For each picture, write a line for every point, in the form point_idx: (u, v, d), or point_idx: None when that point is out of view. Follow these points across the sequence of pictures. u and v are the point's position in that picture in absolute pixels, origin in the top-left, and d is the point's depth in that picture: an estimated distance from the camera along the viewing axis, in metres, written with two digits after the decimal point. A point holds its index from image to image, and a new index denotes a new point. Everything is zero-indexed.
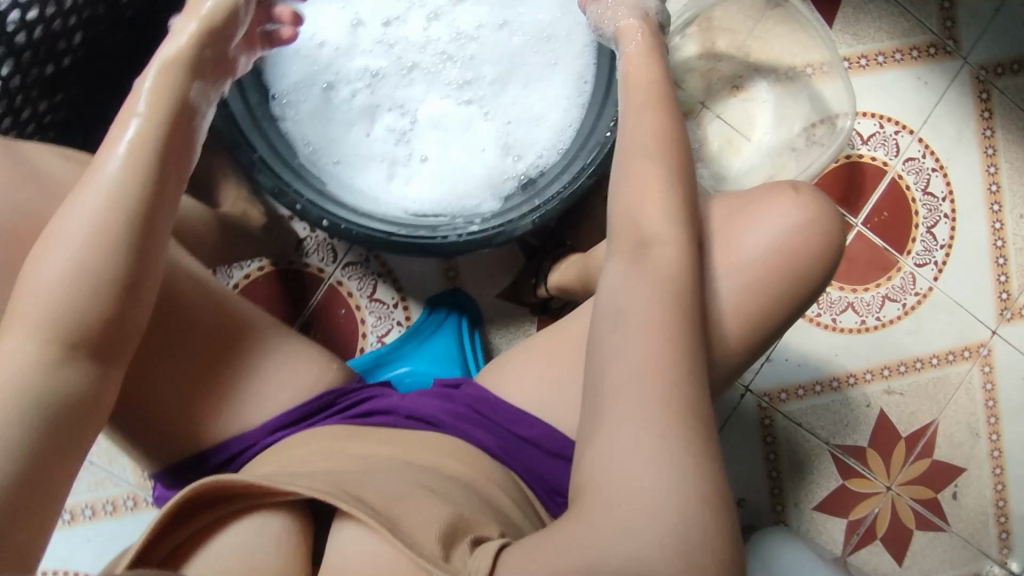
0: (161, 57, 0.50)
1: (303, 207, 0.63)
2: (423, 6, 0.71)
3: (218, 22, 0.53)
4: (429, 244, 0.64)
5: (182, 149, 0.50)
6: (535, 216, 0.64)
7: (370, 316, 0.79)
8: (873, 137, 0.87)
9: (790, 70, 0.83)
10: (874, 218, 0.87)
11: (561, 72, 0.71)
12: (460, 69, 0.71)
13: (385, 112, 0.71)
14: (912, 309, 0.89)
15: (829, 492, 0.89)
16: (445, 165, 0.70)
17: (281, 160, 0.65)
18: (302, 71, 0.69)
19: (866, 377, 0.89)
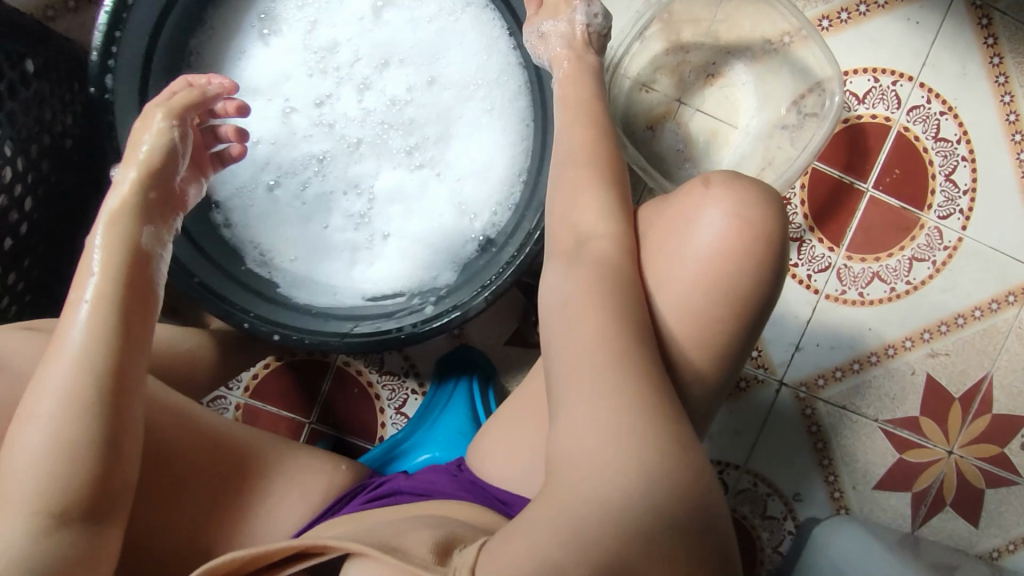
0: (106, 211, 0.50)
1: (252, 325, 0.61)
2: (352, 76, 0.68)
3: (156, 164, 0.53)
4: (385, 338, 0.61)
5: (146, 297, 0.50)
6: (488, 292, 0.60)
7: (385, 389, 0.80)
8: (870, 94, 0.81)
9: (764, 45, 0.77)
10: (886, 177, 0.81)
11: (500, 118, 0.68)
12: (403, 135, 0.68)
13: (339, 196, 0.69)
14: (943, 265, 0.83)
15: (887, 468, 0.86)
16: (406, 239, 0.69)
17: (228, 278, 0.64)
18: (243, 175, 0.68)
19: (906, 345, 0.84)
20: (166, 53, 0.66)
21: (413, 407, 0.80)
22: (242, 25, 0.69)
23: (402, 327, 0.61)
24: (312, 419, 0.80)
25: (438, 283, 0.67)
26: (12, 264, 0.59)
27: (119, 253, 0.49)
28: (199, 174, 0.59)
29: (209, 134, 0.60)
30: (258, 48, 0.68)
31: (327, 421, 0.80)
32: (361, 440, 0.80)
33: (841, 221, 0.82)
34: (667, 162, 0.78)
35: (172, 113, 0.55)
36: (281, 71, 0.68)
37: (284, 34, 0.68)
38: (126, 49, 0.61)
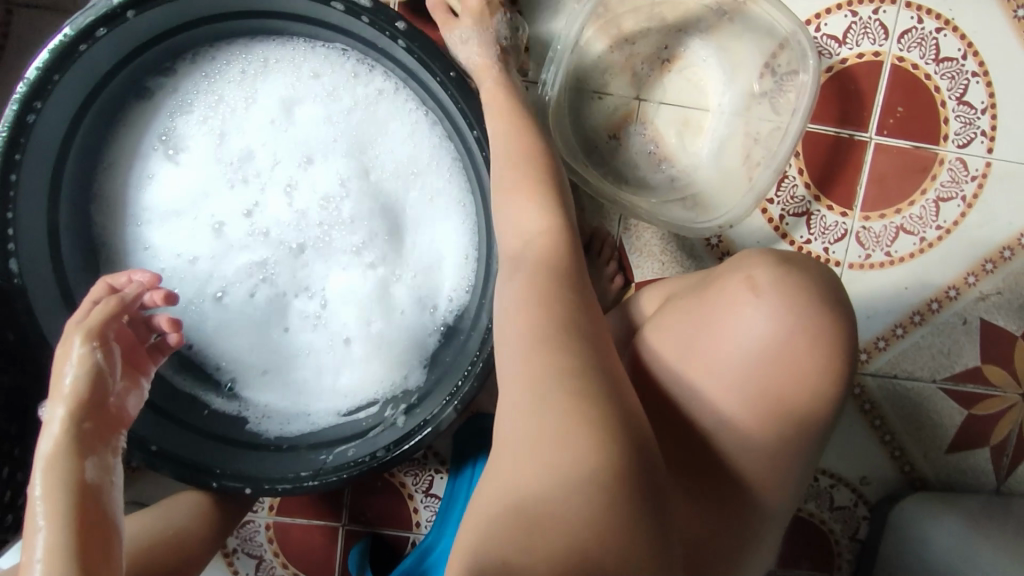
0: (39, 459, 0.45)
1: (221, 484, 0.59)
2: (276, 179, 0.64)
3: (86, 391, 0.48)
4: (358, 468, 0.60)
5: (106, 529, 0.45)
6: (454, 402, 0.59)
7: (409, 475, 0.76)
8: (851, 32, 0.70)
9: (699, 23, 0.69)
10: (889, 119, 0.71)
11: (435, 201, 0.65)
12: (349, 232, 0.64)
13: (293, 299, 0.65)
14: (975, 198, 0.73)
15: (957, 428, 0.78)
16: (373, 339, 0.66)
17: (185, 430, 0.62)
18: (186, 291, 0.64)
19: (951, 295, 0.75)
20: (72, 204, 0.62)
21: (441, 486, 0.76)
22: (142, 152, 0.64)
23: (375, 453, 0.60)
24: (345, 523, 0.76)
25: (408, 384, 0.66)
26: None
27: (63, 496, 0.44)
28: (139, 377, 0.53)
29: (142, 325, 0.54)
30: (164, 171, 0.64)
31: (358, 521, 0.76)
32: (398, 530, 0.77)
33: (848, 181, 0.72)
34: (640, 168, 0.71)
35: (92, 333, 0.50)
36: (195, 189, 0.63)
37: (187, 154, 0.64)
38: (24, 224, 0.56)
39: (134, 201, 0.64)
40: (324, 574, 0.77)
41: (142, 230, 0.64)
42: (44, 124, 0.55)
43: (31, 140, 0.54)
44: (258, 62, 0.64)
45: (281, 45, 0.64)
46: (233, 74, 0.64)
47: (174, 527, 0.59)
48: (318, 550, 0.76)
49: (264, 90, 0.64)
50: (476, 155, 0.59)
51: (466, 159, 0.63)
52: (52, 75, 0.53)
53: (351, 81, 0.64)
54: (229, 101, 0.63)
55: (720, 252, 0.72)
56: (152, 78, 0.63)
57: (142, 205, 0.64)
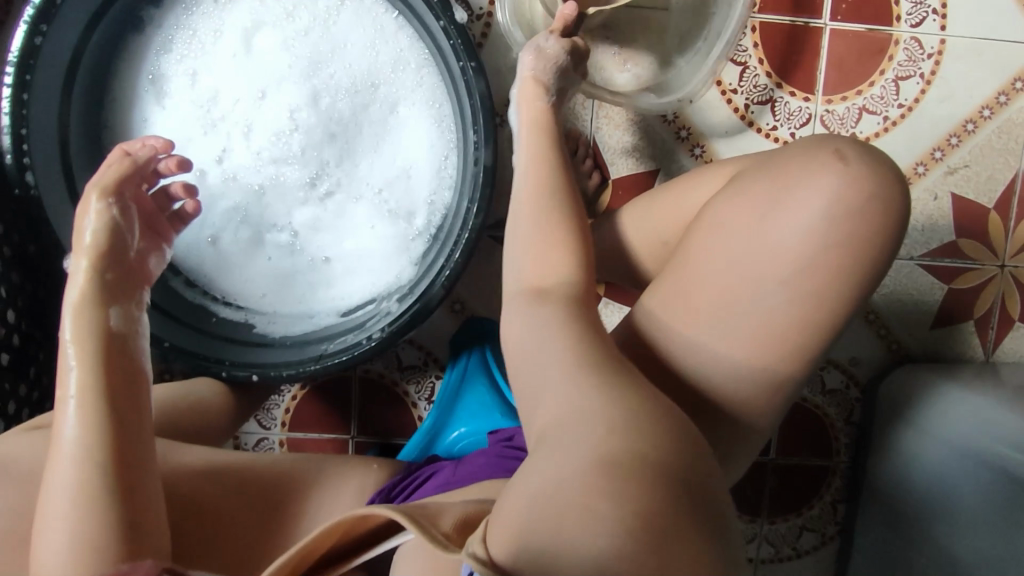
0: (69, 303, 0.50)
1: (230, 372, 0.64)
2: (235, 120, 0.69)
3: (105, 247, 0.52)
4: (356, 350, 0.64)
5: (132, 371, 0.49)
6: (443, 276, 0.63)
7: (410, 384, 0.78)
8: None
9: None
10: (841, 5, 0.75)
11: (402, 117, 0.70)
12: (302, 167, 0.69)
13: (266, 234, 0.71)
14: (933, 75, 0.76)
15: (941, 304, 0.80)
16: (347, 257, 0.71)
17: (201, 334, 0.67)
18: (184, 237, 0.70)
19: (920, 172, 0.78)
20: (79, 134, 0.67)
21: None
22: (138, 98, 0.69)
23: (371, 335, 0.64)
24: (354, 434, 0.78)
25: (400, 281, 0.70)
26: (17, 378, 0.61)
27: (92, 340, 0.48)
28: (160, 240, 0.58)
29: (161, 197, 0.59)
30: (157, 115, 0.69)
31: (366, 432, 0.78)
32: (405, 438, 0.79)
33: (808, 67, 0.76)
34: (605, 71, 0.74)
35: (107, 190, 0.53)
36: (181, 134, 0.69)
37: (176, 94, 0.69)
38: (37, 141, 0.61)
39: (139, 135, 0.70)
40: None
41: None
42: (50, 48, 0.60)
43: (38, 65, 0.60)
44: None
45: None
46: (207, 5, 0.68)
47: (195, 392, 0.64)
48: None
49: (232, 15, 0.68)
50: (442, 46, 0.64)
51: (437, 56, 0.67)
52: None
53: None
54: (201, 37, 0.68)
55: (692, 144, 0.76)
56: (146, 8, 0.68)
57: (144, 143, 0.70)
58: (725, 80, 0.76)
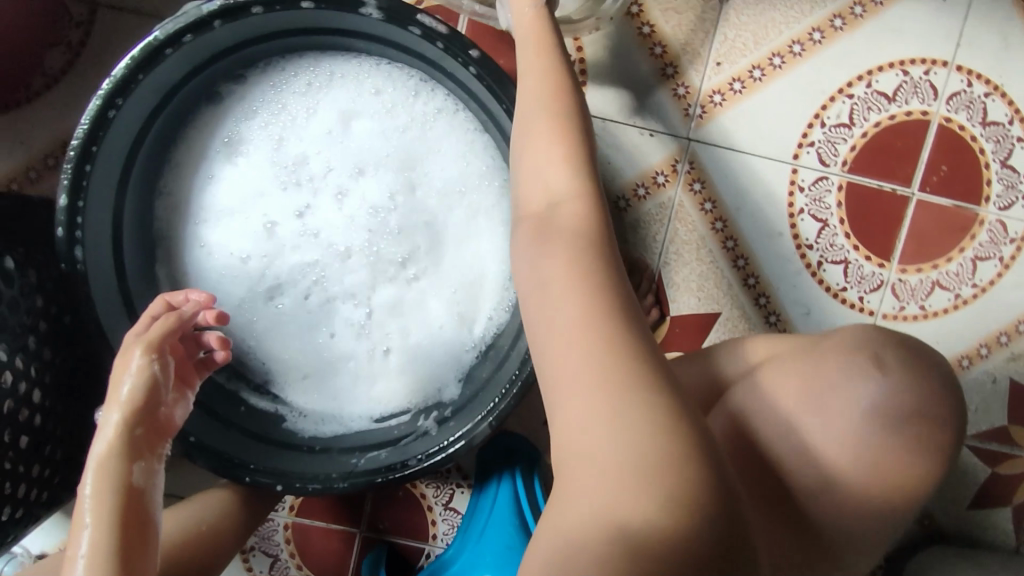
0: (93, 458, 0.47)
1: (254, 478, 0.60)
2: (326, 184, 0.66)
3: (140, 402, 0.49)
4: (389, 475, 0.60)
5: (146, 531, 0.45)
6: (490, 416, 0.59)
7: (429, 487, 0.75)
8: (900, 91, 0.72)
9: (752, 71, 0.71)
10: (933, 177, 0.73)
11: (484, 220, 0.67)
12: (394, 244, 0.66)
13: (340, 304, 0.67)
14: (1013, 260, 0.74)
15: (981, 485, 0.78)
16: (411, 351, 0.68)
17: (226, 426, 0.63)
18: (239, 290, 0.66)
19: (982, 353, 0.76)
20: (135, 199, 0.62)
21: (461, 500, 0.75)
22: (206, 155, 0.66)
23: (406, 461, 0.61)
24: (362, 528, 0.75)
25: (443, 396, 0.68)
26: (34, 460, 0.55)
27: (111, 497, 0.45)
28: (186, 390, 0.54)
29: (193, 342, 0.55)
30: (226, 171, 0.66)
31: (376, 527, 0.75)
32: (412, 540, 0.75)
33: (888, 234, 0.74)
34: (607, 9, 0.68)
35: (151, 346, 0.51)
36: (253, 190, 0.65)
37: (263, 154, 0.66)
38: (93, 215, 0.56)
39: (197, 202, 0.66)
40: None
41: (200, 229, 0.66)
42: (122, 120, 0.56)
43: (107, 137, 0.55)
44: (325, 74, 0.66)
45: (348, 60, 0.66)
46: (298, 85, 0.66)
47: (206, 522, 0.59)
48: (333, 555, 0.75)
49: (327, 100, 0.66)
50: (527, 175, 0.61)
51: None
52: (137, 75, 0.54)
53: (410, 98, 0.66)
54: (292, 110, 0.66)
55: (757, 292, 0.73)
56: (226, 83, 0.65)
57: (203, 205, 0.66)
58: (802, 234, 0.73)
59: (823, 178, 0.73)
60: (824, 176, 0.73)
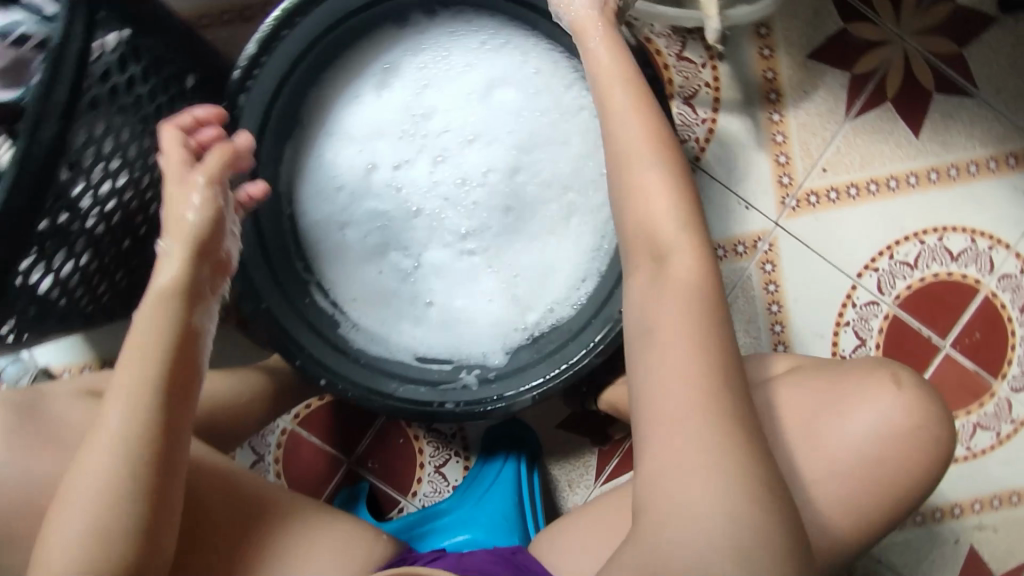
0: (153, 289, 0.49)
1: (302, 365, 0.64)
2: (434, 145, 0.70)
3: (206, 234, 0.51)
4: (423, 409, 0.65)
5: (191, 370, 0.49)
6: (536, 391, 0.64)
7: (429, 445, 0.80)
8: (964, 254, 0.79)
9: (849, 187, 0.78)
10: (965, 339, 0.80)
11: (574, 222, 0.71)
12: (463, 217, 0.70)
13: (391, 252, 0.71)
14: (1008, 438, 0.81)
15: None
16: (450, 313, 0.72)
17: (300, 320, 0.67)
18: (336, 202, 0.71)
19: (954, 511, 0.82)
20: (305, 72, 0.69)
21: (451, 470, 0.80)
22: (363, 74, 0.71)
23: (443, 402, 0.65)
24: (350, 460, 0.79)
25: (483, 361, 0.71)
26: (122, 263, 0.61)
27: (168, 331, 0.48)
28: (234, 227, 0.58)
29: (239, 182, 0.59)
30: (368, 97, 0.70)
31: (364, 464, 0.79)
32: (391, 490, 0.79)
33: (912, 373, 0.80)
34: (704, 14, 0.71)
35: (213, 177, 0.53)
36: (377, 125, 0.70)
37: (387, 100, 0.70)
38: (268, 74, 0.64)
39: (332, 114, 0.71)
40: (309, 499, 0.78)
41: (322, 139, 0.71)
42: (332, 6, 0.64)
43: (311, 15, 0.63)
44: (500, 41, 0.71)
45: (525, 37, 0.70)
46: (473, 41, 0.71)
47: (243, 396, 0.69)
48: (315, 473, 0.79)
49: (486, 64, 0.70)
50: None
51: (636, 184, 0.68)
52: None
53: (563, 89, 0.70)
54: (453, 61, 0.70)
55: None
56: (416, 14, 0.71)
57: (336, 119, 0.71)
58: (841, 343, 0.78)
59: (875, 303, 0.79)
60: (876, 301, 0.79)
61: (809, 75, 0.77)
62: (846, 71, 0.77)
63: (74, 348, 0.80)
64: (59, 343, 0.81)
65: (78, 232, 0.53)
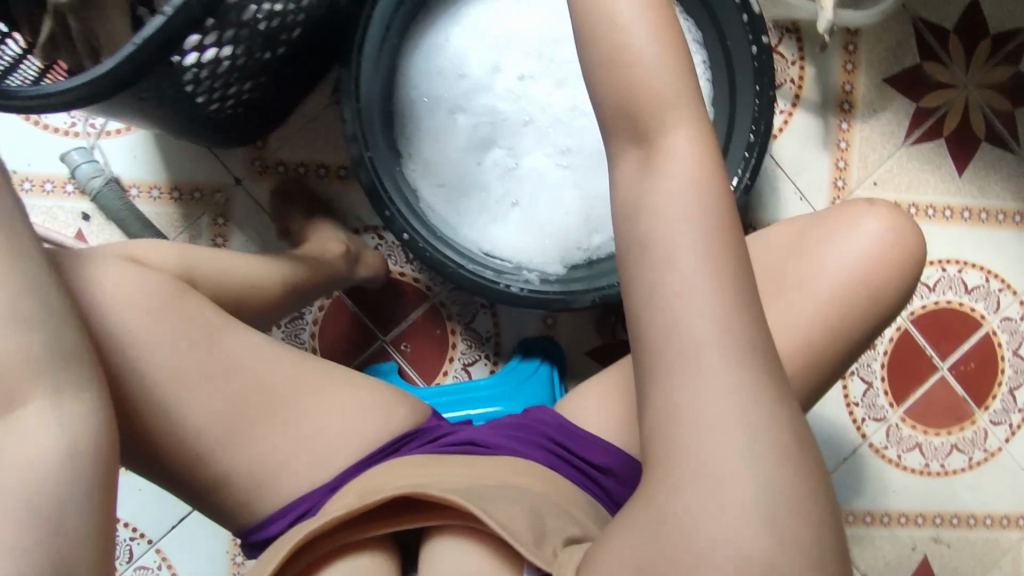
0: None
1: (390, 216, 0.72)
2: (557, 69, 0.77)
3: None
4: (487, 284, 0.72)
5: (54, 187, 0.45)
6: (596, 295, 0.72)
7: (462, 343, 0.87)
8: (976, 289, 0.87)
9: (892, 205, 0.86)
10: (960, 366, 0.88)
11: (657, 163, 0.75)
12: (566, 134, 0.76)
13: (495, 148, 0.77)
14: (978, 464, 0.88)
15: None
16: (531, 218, 0.77)
17: (394, 181, 0.74)
18: (460, 89, 0.76)
19: (917, 520, 0.88)
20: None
21: (477, 370, 0.87)
22: None
23: (502, 283, 0.73)
24: (386, 339, 0.87)
25: (543, 268, 0.76)
26: (254, 75, 0.67)
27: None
28: None
29: None
30: (504, 4, 0.77)
31: (397, 345, 0.87)
32: (416, 375, 0.87)
33: (909, 383, 0.88)
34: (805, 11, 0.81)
35: None
36: (509, 32, 0.76)
37: (521, 13, 0.77)
38: None
39: (469, 11, 0.77)
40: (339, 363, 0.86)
41: (456, 28, 0.77)
42: None
43: None
44: None
45: None
46: None
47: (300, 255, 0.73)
48: (350, 342, 0.86)
49: None
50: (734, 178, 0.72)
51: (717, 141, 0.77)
52: None
53: None
54: None
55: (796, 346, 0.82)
56: None
57: (472, 17, 0.77)
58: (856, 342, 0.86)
59: None
60: None
61: (880, 95, 0.86)
62: (913, 102, 0.86)
63: (140, 157, 0.85)
64: (130, 153, 0.85)
65: (245, 21, 0.59)
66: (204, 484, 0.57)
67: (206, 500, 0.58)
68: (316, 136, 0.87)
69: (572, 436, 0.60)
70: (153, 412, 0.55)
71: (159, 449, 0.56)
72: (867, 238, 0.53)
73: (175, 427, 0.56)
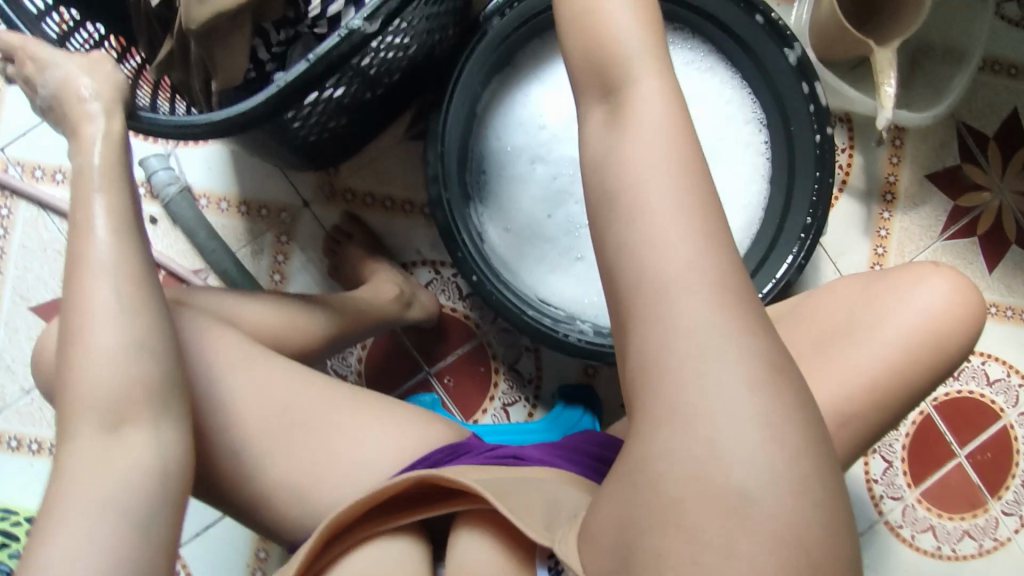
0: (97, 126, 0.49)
1: (462, 256, 0.74)
2: None
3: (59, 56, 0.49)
4: (545, 330, 0.75)
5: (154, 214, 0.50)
6: None
7: (504, 382, 0.89)
8: (998, 382, 0.91)
9: None
10: (978, 454, 0.91)
11: None
12: None
13: (570, 201, 0.81)
14: (987, 551, 0.91)
15: None
16: (593, 269, 0.81)
17: (466, 222, 0.77)
18: (537, 142, 0.81)
19: None
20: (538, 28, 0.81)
21: (516, 411, 0.89)
22: None
23: (559, 331, 0.75)
24: (430, 370, 0.89)
25: (595, 319, 0.79)
26: (350, 112, 0.70)
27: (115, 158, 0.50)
28: None
29: None
30: None
31: (440, 378, 0.89)
32: (456, 410, 0.88)
33: (927, 465, 0.91)
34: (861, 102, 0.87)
35: None
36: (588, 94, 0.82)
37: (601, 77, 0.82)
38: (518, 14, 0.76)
39: (553, 70, 0.83)
40: (382, 390, 0.88)
41: (539, 86, 0.82)
42: None
43: None
44: (706, 65, 0.84)
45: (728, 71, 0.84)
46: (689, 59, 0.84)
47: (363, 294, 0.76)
48: (395, 370, 0.89)
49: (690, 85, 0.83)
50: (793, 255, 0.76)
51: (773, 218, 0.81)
52: None
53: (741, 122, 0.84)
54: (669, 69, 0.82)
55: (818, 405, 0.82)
56: None
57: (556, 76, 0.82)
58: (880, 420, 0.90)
59: None
60: None
61: (921, 190, 0.92)
62: (951, 200, 0.91)
63: (217, 167, 0.88)
64: (206, 164, 0.88)
65: (360, 67, 0.62)
66: (255, 500, 0.59)
67: (254, 517, 0.60)
68: (388, 167, 0.90)
69: (588, 441, 0.60)
70: (228, 421, 0.58)
71: (232, 456, 0.58)
72: (929, 294, 0.56)
73: (247, 439, 0.58)
